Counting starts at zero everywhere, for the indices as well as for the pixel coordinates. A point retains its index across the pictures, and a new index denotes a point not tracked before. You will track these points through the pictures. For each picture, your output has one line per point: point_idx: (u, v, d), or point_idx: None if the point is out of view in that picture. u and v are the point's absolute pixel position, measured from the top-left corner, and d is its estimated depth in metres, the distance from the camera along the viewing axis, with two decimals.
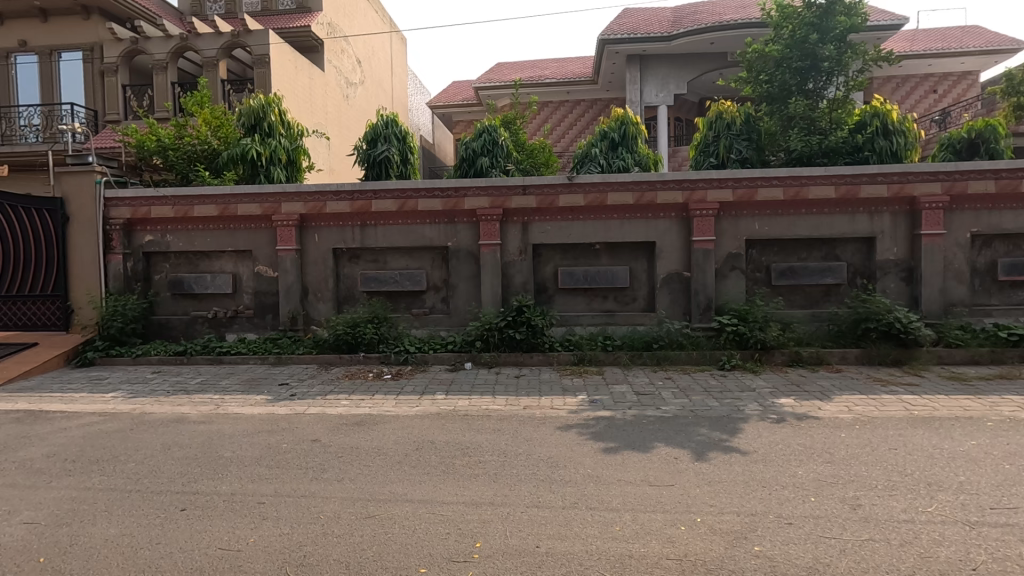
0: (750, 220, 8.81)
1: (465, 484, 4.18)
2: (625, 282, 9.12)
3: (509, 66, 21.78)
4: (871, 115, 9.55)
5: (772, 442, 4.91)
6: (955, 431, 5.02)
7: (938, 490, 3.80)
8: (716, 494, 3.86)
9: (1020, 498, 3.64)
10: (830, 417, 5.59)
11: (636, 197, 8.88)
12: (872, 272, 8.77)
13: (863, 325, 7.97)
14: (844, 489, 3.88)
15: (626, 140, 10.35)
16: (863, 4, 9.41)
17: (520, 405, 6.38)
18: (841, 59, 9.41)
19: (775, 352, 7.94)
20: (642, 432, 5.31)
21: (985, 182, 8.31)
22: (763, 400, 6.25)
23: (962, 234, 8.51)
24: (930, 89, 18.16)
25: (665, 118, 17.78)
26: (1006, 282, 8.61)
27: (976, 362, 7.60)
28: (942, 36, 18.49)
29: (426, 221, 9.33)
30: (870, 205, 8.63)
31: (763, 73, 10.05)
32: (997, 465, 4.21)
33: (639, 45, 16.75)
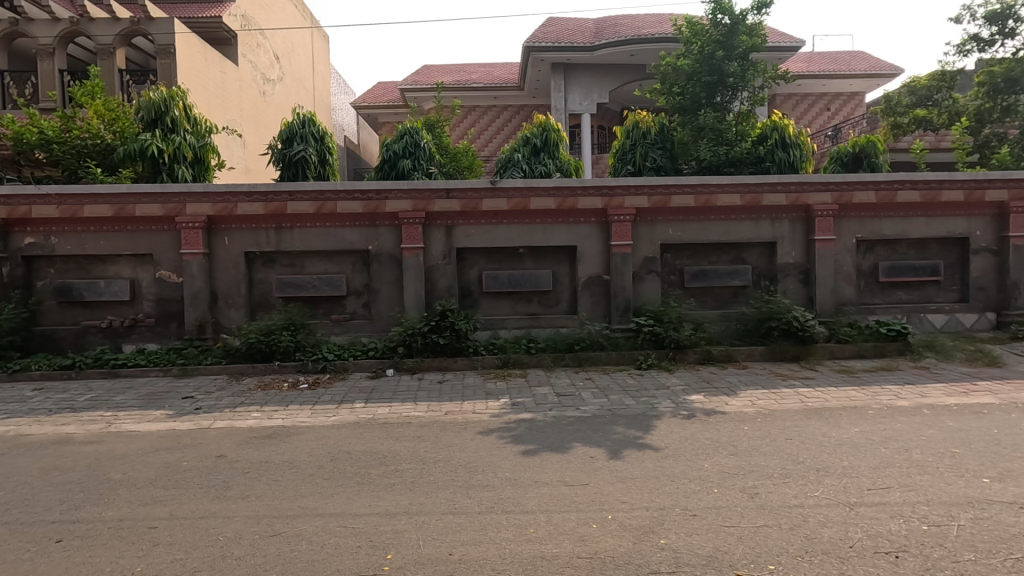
0: (665, 226, 9.23)
1: (380, 494, 4.06)
2: (548, 285, 9.26)
3: (436, 68, 21.63)
4: (771, 128, 10.29)
5: (682, 437, 5.13)
6: (842, 420, 5.48)
7: (825, 475, 4.13)
8: (629, 491, 3.98)
9: (893, 479, 4.02)
10: (736, 412, 5.94)
11: (558, 201, 9.05)
12: (773, 274, 9.42)
13: (766, 323, 8.54)
14: (745, 479, 4.12)
15: (548, 146, 10.54)
16: (763, 25, 10.08)
17: (442, 411, 6.31)
18: (744, 75, 10.06)
19: (688, 351, 8.32)
20: (561, 432, 5.41)
21: (868, 192, 9.18)
22: (676, 398, 6.54)
23: (849, 239, 9.34)
24: (824, 107, 19.86)
25: (588, 125, 18.27)
26: (886, 283, 9.52)
27: (862, 356, 8.34)
28: (834, 59, 20.28)
29: (346, 224, 9.05)
30: (771, 212, 9.28)
31: (676, 85, 10.63)
32: (875, 450, 4.64)
33: (562, 54, 17.10)
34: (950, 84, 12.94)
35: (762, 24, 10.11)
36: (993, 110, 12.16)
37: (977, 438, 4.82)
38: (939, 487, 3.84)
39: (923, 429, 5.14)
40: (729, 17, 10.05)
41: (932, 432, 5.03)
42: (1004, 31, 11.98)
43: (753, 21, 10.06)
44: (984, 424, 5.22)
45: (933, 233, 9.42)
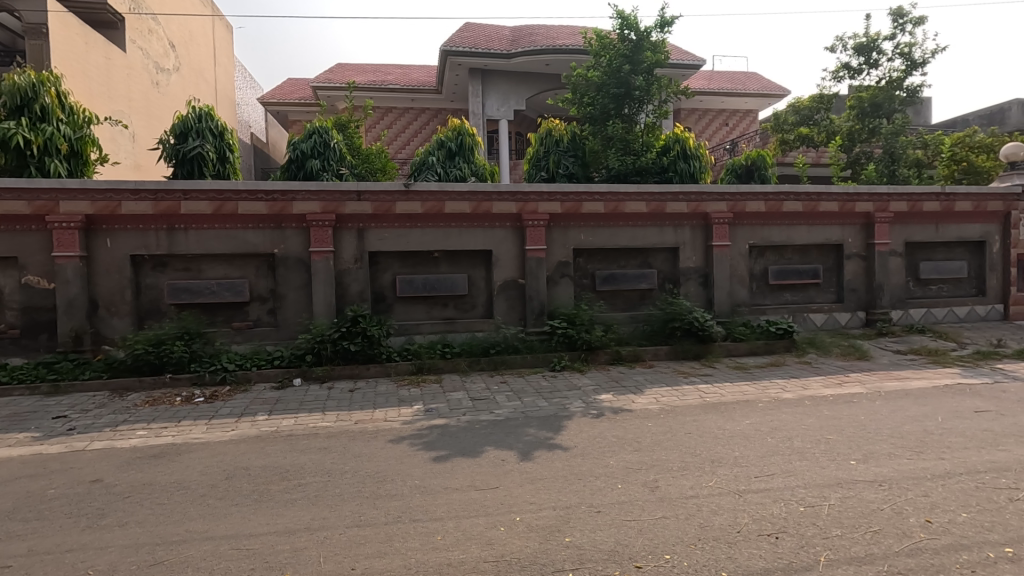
0: (577, 231, 9.50)
1: (279, 511, 3.84)
2: (463, 289, 9.23)
3: (350, 67, 21.00)
4: (673, 140, 10.91)
5: (591, 436, 5.28)
6: (735, 413, 5.90)
7: (718, 465, 4.41)
8: (537, 492, 4.03)
9: (777, 466, 4.36)
10: (641, 409, 6.21)
11: (473, 206, 9.07)
12: (677, 278, 9.97)
13: (670, 324, 9.01)
14: (647, 473, 4.31)
15: (464, 150, 10.53)
16: (666, 43, 10.68)
17: (352, 420, 6.10)
18: (649, 89, 10.61)
19: (599, 352, 8.61)
20: (474, 437, 5.39)
21: (758, 202, 9.99)
22: (587, 398, 6.74)
23: (743, 245, 10.09)
24: (723, 122, 21.36)
25: (505, 132, 18.51)
26: (775, 285, 10.37)
27: (754, 353, 9.02)
28: (731, 78, 21.90)
29: (248, 226, 8.53)
30: (674, 219, 9.84)
31: (587, 96, 11.08)
32: (762, 440, 5.02)
33: (479, 60, 17.14)
34: (827, 106, 14.32)
35: (665, 42, 10.72)
36: (861, 131, 13.72)
37: (847, 425, 5.36)
38: (814, 471, 4.21)
39: (803, 419, 5.63)
40: (635, 34, 10.55)
41: (811, 421, 5.53)
42: (869, 61, 13.51)
43: (656, 38, 10.63)
44: (854, 412, 5.81)
45: (814, 240, 10.40)
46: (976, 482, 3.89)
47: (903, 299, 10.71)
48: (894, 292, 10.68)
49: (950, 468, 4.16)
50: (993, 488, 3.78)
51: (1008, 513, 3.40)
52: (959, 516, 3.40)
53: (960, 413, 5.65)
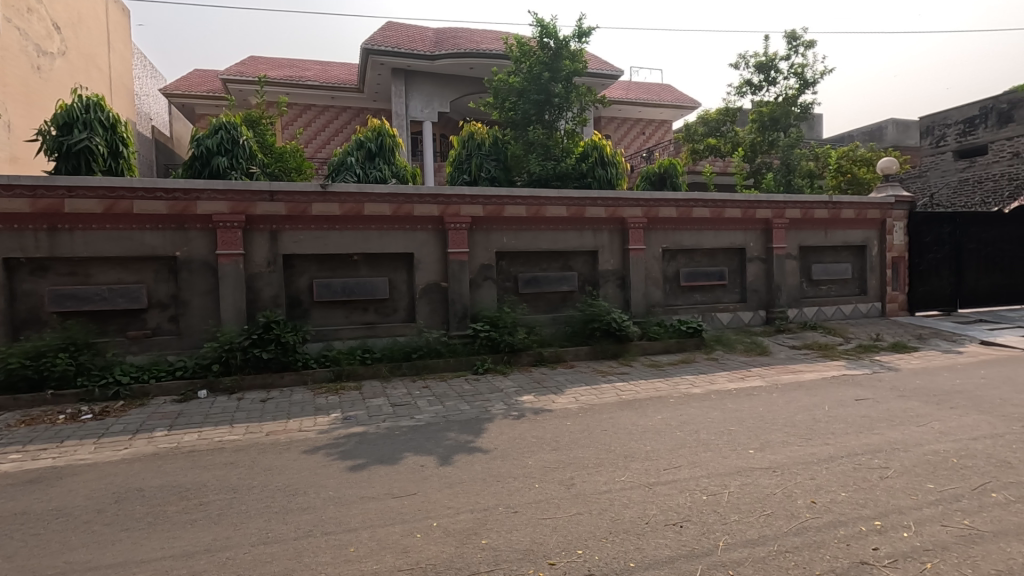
0: (499, 234, 9.58)
1: (177, 534, 3.58)
2: (384, 293, 9.04)
3: (264, 60, 20.00)
4: (592, 147, 11.26)
5: (511, 438, 5.33)
6: (648, 409, 6.19)
7: (630, 460, 4.60)
8: (455, 496, 4.01)
9: (684, 458, 4.61)
10: (561, 408, 6.36)
11: (393, 208, 8.92)
12: (596, 280, 10.29)
13: (590, 325, 9.30)
14: (564, 471, 4.42)
15: (384, 151, 10.32)
16: (584, 53, 11.10)
17: (263, 432, 5.80)
18: (568, 97, 10.97)
19: (522, 354, 8.72)
20: (393, 443, 5.29)
21: (670, 208, 10.55)
22: (508, 399, 6.80)
23: (657, 249, 10.60)
24: (640, 131, 22.33)
25: (430, 134, 18.34)
26: (687, 286, 10.96)
27: (667, 351, 9.49)
28: (647, 90, 22.95)
29: (146, 227, 7.89)
30: (593, 224, 10.16)
31: (508, 101, 11.30)
32: (672, 434, 5.28)
33: (402, 60, 16.86)
34: (732, 119, 15.38)
35: (583, 52, 11.13)
36: (762, 143, 14.83)
37: (747, 417, 5.75)
38: (717, 461, 4.50)
39: (709, 412, 5.99)
40: (555, 42, 10.88)
41: (715, 414, 5.89)
42: (768, 79, 14.63)
43: (575, 48, 11.03)
44: (753, 404, 6.26)
45: (720, 244, 11.10)
46: (855, 463, 4.31)
47: (798, 298, 11.67)
48: (790, 291, 11.61)
49: (832, 452, 4.57)
50: (867, 468, 4.20)
51: (878, 490, 3.79)
52: (839, 495, 3.74)
53: (843, 402, 6.24)
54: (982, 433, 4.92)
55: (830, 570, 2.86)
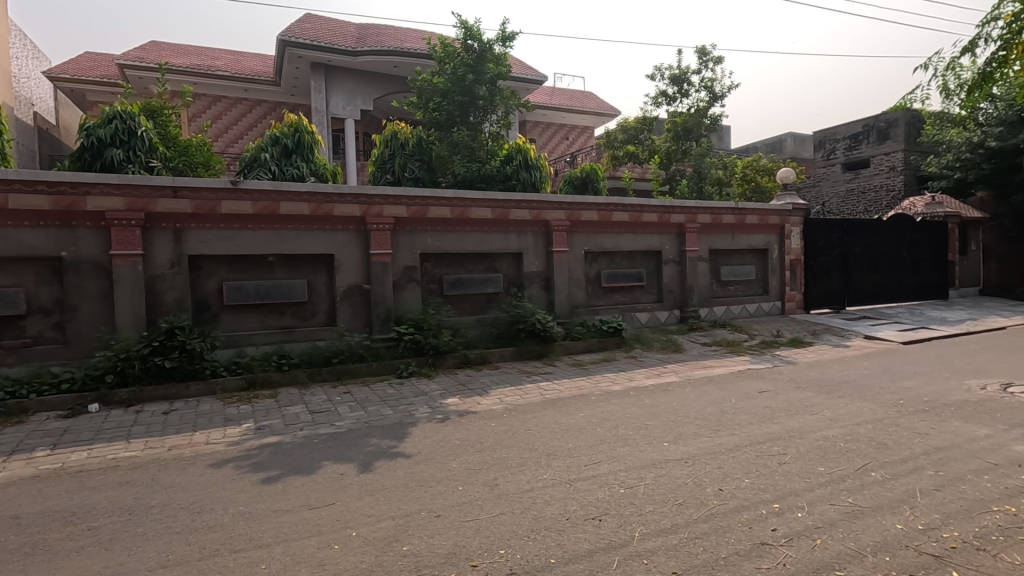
0: (424, 236, 9.46)
1: (60, 564, 3.23)
2: (302, 296, 8.66)
3: (168, 47, 18.61)
4: (516, 150, 11.37)
5: (435, 441, 5.28)
6: (571, 408, 6.33)
7: (553, 458, 4.68)
8: (376, 503, 3.91)
9: (604, 453, 4.76)
10: (486, 409, 6.38)
11: (312, 207, 8.57)
12: (521, 281, 10.41)
13: (515, 326, 9.41)
14: (487, 472, 4.42)
15: (301, 148, 9.89)
16: (507, 57, 11.32)
17: (165, 446, 5.37)
18: (492, 100, 11.18)
19: (447, 357, 8.64)
20: (311, 452, 5.07)
21: (592, 212, 10.89)
22: (433, 402, 6.73)
23: (580, 251, 10.90)
24: (564, 136, 22.88)
25: (352, 131, 17.81)
26: (608, 288, 11.34)
27: (589, 350, 9.76)
28: (570, 96, 23.56)
29: (24, 224, 7.09)
30: (518, 226, 10.28)
31: (433, 101, 11.31)
32: (593, 430, 5.44)
33: (322, 55, 16.24)
34: (648, 128, 16.11)
35: (507, 56, 11.32)
36: (676, 152, 15.67)
37: (663, 411, 6.03)
38: (634, 455, 4.68)
39: (628, 408, 6.23)
40: (478, 44, 11.07)
41: (634, 410, 6.14)
42: (681, 91, 15.47)
43: (499, 52, 11.22)
44: (668, 399, 6.57)
45: (638, 246, 11.59)
46: (757, 451, 4.64)
47: (709, 298, 12.40)
48: (702, 292, 12.32)
49: (738, 442, 4.89)
50: (768, 455, 4.53)
51: (778, 475, 4.09)
52: (743, 482, 4.00)
53: (748, 394, 6.69)
54: (865, 419, 5.45)
55: (734, 552, 3.05)
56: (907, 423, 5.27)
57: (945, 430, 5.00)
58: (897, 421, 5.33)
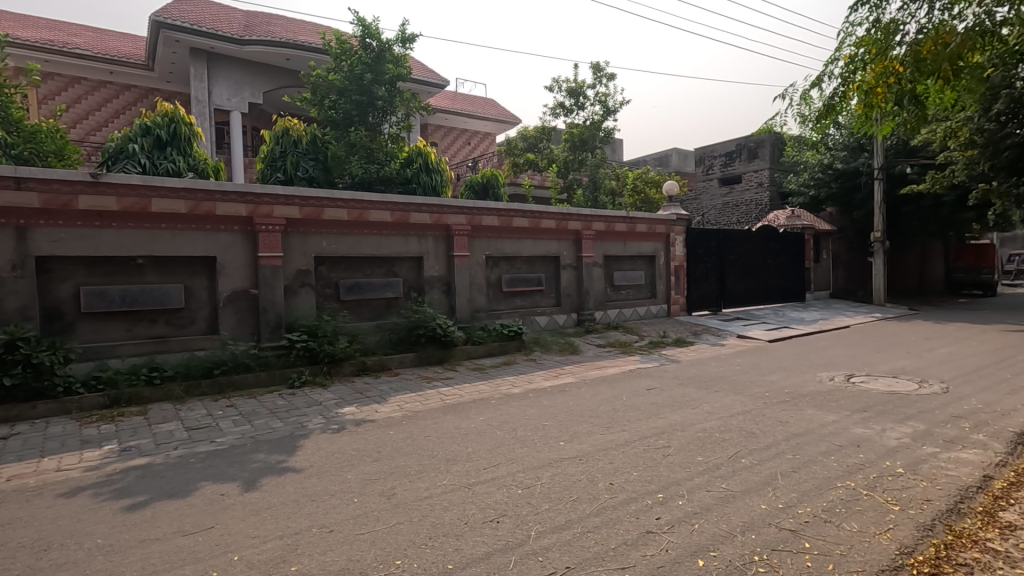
0: (318, 238, 9.04)
1: None
2: (178, 302, 7.90)
3: (12, 18, 16.22)
4: (416, 153, 11.25)
5: (329, 453, 5.05)
6: (471, 412, 6.36)
7: (453, 463, 4.67)
8: (262, 523, 3.66)
9: (502, 455, 4.82)
10: (384, 417, 6.22)
11: (190, 205, 7.87)
12: (421, 286, 10.27)
13: (415, 332, 9.25)
14: (385, 482, 4.31)
15: (177, 140, 9.05)
16: (407, 58, 11.23)
17: (3, 477, 4.64)
18: (392, 101, 11.00)
19: (343, 364, 8.30)
20: (187, 473, 4.64)
21: (492, 217, 11.04)
22: (328, 412, 6.44)
23: (480, 256, 10.98)
24: (465, 141, 22.93)
25: (238, 125, 16.60)
26: (508, 292, 11.52)
27: (490, 354, 9.85)
28: (472, 102, 23.74)
29: None
30: (418, 230, 10.15)
31: (328, 99, 10.93)
32: (492, 434, 5.49)
33: (205, 41, 14.97)
34: (547, 137, 16.64)
35: (407, 58, 11.22)
36: (573, 161, 16.34)
37: (559, 412, 6.23)
38: (532, 455, 4.79)
39: (526, 410, 6.37)
40: (377, 43, 10.89)
41: (532, 411, 6.28)
42: (577, 104, 16.15)
43: (398, 53, 11.10)
44: (565, 400, 6.81)
45: (538, 252, 11.91)
46: (645, 445, 4.94)
47: (603, 301, 13.03)
48: (597, 295, 12.91)
49: (628, 438, 5.18)
50: (654, 448, 4.85)
51: (662, 467, 4.39)
52: (632, 475, 4.25)
53: (638, 392, 7.12)
54: (736, 410, 6.01)
55: (622, 542, 3.22)
56: (771, 413, 5.88)
57: (802, 418, 5.66)
58: (763, 412, 5.93)
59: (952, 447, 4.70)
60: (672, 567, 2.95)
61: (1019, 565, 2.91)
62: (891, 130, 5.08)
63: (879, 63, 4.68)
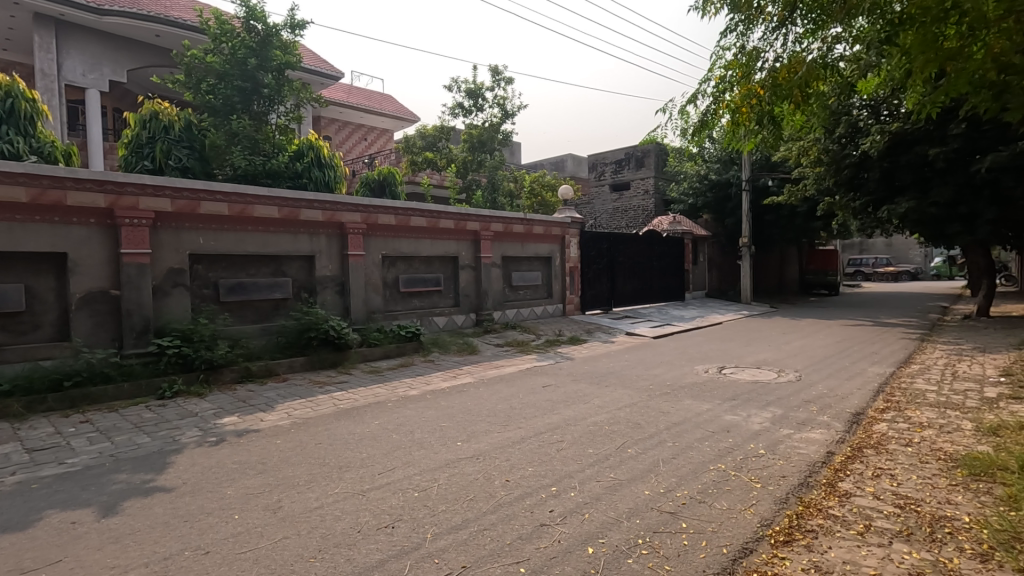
0: (194, 234, 8.27)
1: None
2: (17, 305, 6.86)
3: None
4: (307, 146, 10.73)
5: (205, 468, 4.64)
6: (366, 416, 6.16)
7: (346, 470, 4.48)
8: (124, 550, 3.28)
9: (398, 459, 4.73)
10: (270, 426, 5.83)
11: (34, 194, 6.86)
12: (313, 287, 9.77)
13: (305, 334, 8.77)
14: (269, 495, 4.04)
15: (15, 117, 7.85)
16: (297, 46, 10.58)
17: None
18: (280, 90, 10.35)
19: (224, 371, 7.66)
20: (28, 501, 4.03)
21: (389, 216, 10.77)
22: (206, 424, 5.91)
23: (377, 256, 10.68)
24: (362, 137, 22.19)
25: (96, 105, 14.74)
26: (406, 293, 11.32)
27: (387, 356, 9.61)
28: (368, 97, 23.03)
29: None
30: (309, 227, 9.64)
31: (206, 83, 10.10)
32: (388, 437, 5.35)
33: (53, 7, 13.12)
34: (446, 137, 16.63)
35: (296, 45, 10.59)
36: (472, 162, 16.49)
37: (457, 412, 6.22)
38: (429, 457, 4.74)
39: (424, 412, 6.29)
40: (263, 26, 10.16)
41: (430, 413, 6.22)
42: (476, 105, 16.25)
43: (287, 39, 10.45)
44: (462, 400, 6.82)
45: (436, 252, 11.81)
46: (540, 441, 5.08)
47: (501, 301, 13.21)
48: (495, 296, 13.07)
49: (524, 434, 5.30)
50: (549, 443, 5.00)
51: (556, 461, 4.54)
52: (527, 470, 4.35)
53: (534, 389, 7.31)
54: (624, 403, 6.38)
55: (518, 537, 3.30)
56: (655, 404, 6.31)
57: (681, 408, 6.13)
58: (648, 404, 6.35)
59: (803, 428, 5.35)
60: (563, 556, 3.06)
61: (852, 527, 3.38)
62: (754, 146, 5.67)
63: (744, 85, 5.23)
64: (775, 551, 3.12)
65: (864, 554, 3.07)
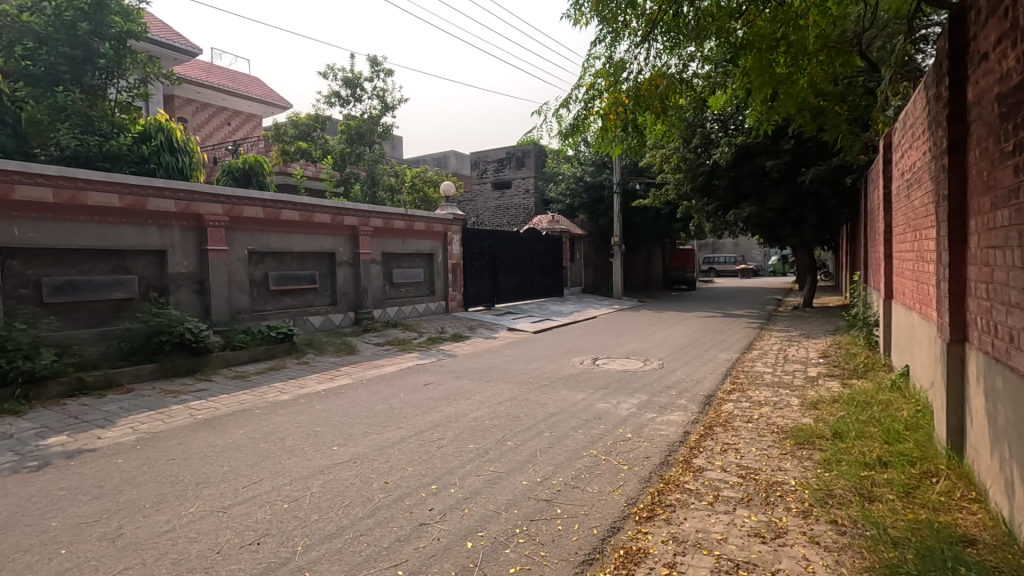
0: (6, 223, 7.01)
1: None
2: None
3: None
4: (155, 127, 9.73)
5: (22, 498, 3.94)
6: (229, 426, 5.65)
7: (203, 487, 4.07)
8: None
9: (266, 470, 4.39)
10: (110, 444, 5.11)
11: None
12: (164, 285, 8.74)
13: (155, 338, 7.82)
14: (108, 522, 3.54)
15: None
16: (141, 13, 9.31)
17: None
18: (120, 62, 9.09)
19: (49, 383, 6.58)
20: None
21: (255, 208, 9.95)
22: (24, 447, 5.03)
23: (242, 251, 9.85)
24: (225, 121, 20.31)
25: None
26: (276, 291, 10.55)
27: (254, 359, 8.90)
28: (232, 77, 21.10)
29: None
30: (159, 219, 8.61)
31: (20, 45, 8.54)
32: (254, 447, 4.95)
33: None
34: (321, 126, 15.78)
35: (140, 12, 9.34)
36: (350, 155, 15.94)
37: (333, 416, 5.93)
38: (300, 465, 4.46)
39: (296, 417, 5.92)
40: None
41: (303, 418, 5.86)
42: (353, 95, 15.58)
43: (128, 5, 9.14)
44: (339, 402, 6.52)
45: (310, 248, 11.15)
46: (421, 440, 5.01)
47: (381, 299, 12.83)
48: (375, 293, 12.66)
49: (403, 434, 5.19)
50: (429, 442, 4.95)
51: (436, 458, 4.51)
52: (406, 471, 4.27)
53: (415, 388, 7.20)
54: (505, 397, 6.50)
55: (395, 539, 3.22)
56: (533, 397, 6.51)
57: (558, 399, 6.40)
58: (527, 396, 6.54)
59: (664, 411, 5.84)
60: (443, 554, 3.05)
61: (703, 498, 3.76)
62: (620, 152, 6.08)
63: (612, 93, 5.53)
64: (639, 527, 3.38)
65: (713, 521, 3.42)
